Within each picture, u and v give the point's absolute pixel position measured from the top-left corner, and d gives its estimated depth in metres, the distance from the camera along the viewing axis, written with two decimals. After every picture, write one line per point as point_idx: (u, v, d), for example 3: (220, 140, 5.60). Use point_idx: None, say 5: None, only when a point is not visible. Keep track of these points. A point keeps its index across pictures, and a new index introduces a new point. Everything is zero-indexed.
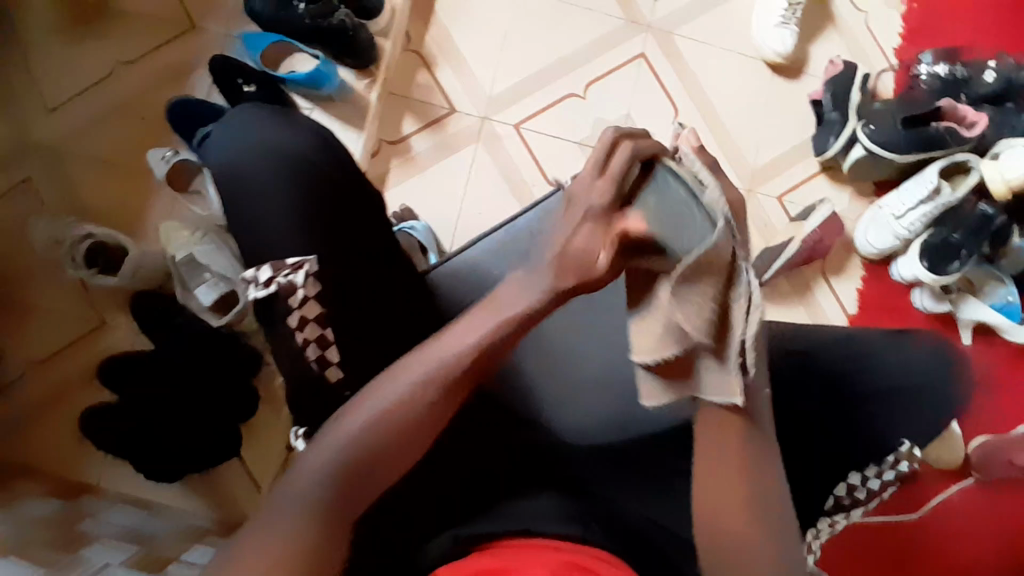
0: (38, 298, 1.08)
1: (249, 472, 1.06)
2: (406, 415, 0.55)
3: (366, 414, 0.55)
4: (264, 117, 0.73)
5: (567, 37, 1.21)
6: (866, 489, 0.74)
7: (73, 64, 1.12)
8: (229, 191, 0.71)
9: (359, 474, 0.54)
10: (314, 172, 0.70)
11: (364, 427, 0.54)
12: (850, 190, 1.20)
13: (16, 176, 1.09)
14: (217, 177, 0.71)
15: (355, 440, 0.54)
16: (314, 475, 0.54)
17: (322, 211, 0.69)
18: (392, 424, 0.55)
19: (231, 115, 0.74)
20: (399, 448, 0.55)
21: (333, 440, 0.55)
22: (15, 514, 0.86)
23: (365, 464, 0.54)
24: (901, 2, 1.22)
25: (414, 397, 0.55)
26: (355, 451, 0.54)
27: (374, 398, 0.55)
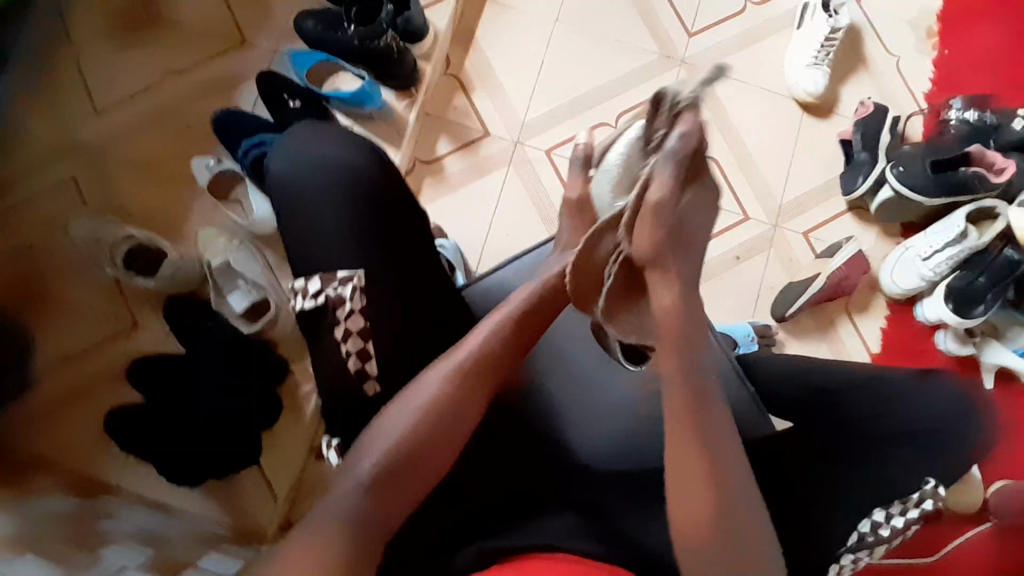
0: (72, 296, 1.10)
1: (266, 478, 1.07)
2: (437, 406, 0.61)
3: (401, 414, 0.61)
4: (322, 131, 0.75)
5: (601, 68, 1.24)
6: (891, 527, 0.71)
7: (125, 72, 1.16)
8: (286, 199, 0.73)
9: (397, 473, 0.59)
10: (369, 186, 0.72)
11: (399, 433, 0.60)
12: (876, 230, 1.21)
13: (61, 174, 1.13)
14: (276, 185, 0.73)
15: (393, 439, 0.59)
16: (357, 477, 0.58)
17: (374, 223, 0.72)
18: (426, 417, 0.61)
19: (291, 130, 0.77)
20: (433, 446, 0.61)
21: (374, 446, 0.59)
22: (38, 509, 0.87)
23: (401, 464, 0.59)
24: (933, 48, 1.25)
25: (442, 394, 0.62)
26: (393, 450, 0.59)
27: (407, 400, 0.62)
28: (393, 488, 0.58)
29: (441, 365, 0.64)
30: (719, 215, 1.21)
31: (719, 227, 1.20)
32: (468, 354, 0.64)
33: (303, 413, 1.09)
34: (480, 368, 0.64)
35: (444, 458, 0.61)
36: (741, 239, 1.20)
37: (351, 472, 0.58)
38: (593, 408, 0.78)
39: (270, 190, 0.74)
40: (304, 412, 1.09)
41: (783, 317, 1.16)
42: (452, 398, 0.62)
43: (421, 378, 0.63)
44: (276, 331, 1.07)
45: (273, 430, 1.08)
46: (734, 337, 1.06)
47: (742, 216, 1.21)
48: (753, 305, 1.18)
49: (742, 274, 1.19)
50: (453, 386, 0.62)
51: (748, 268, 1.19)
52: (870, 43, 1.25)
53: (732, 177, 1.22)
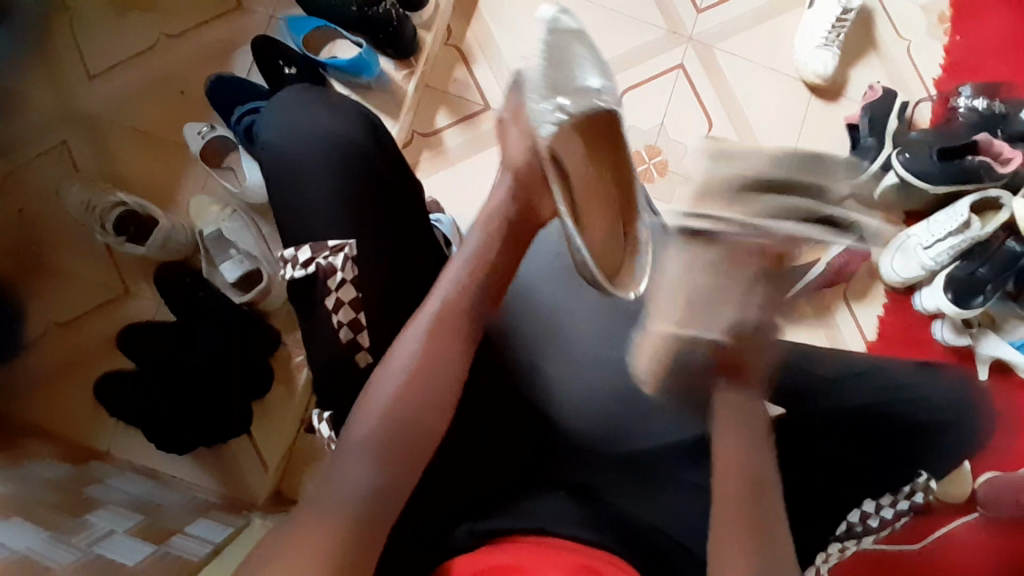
0: (65, 262, 1.09)
1: (257, 449, 1.07)
2: (421, 362, 0.61)
3: (387, 381, 0.60)
4: (314, 100, 0.74)
5: (605, 44, 1.21)
6: (879, 518, 0.72)
7: (119, 35, 1.13)
8: (277, 168, 0.72)
9: (399, 438, 0.57)
10: (361, 156, 0.71)
11: (391, 396, 0.59)
12: (880, 218, 1.19)
13: (53, 138, 1.11)
14: (267, 154, 0.72)
15: (383, 405, 0.58)
16: (352, 453, 0.56)
17: (365, 195, 0.71)
18: (415, 375, 0.60)
19: (280, 97, 0.76)
20: (427, 401, 0.60)
21: (364, 418, 0.58)
22: (28, 473, 0.87)
23: (397, 426, 0.57)
24: (945, 32, 1.22)
25: (423, 349, 0.61)
26: (386, 416, 0.58)
27: (392, 366, 0.60)
28: (397, 457, 0.56)
29: (414, 324, 0.63)
30: None
31: None
32: (433, 311, 0.64)
33: (295, 385, 1.08)
34: (451, 318, 0.64)
35: (442, 414, 0.60)
36: None
37: (346, 449, 0.56)
38: (583, 382, 0.76)
39: (261, 158, 0.73)
40: (298, 385, 1.08)
41: (783, 302, 1.14)
42: (432, 352, 0.61)
43: (397, 343, 0.62)
44: (267, 304, 1.05)
45: (266, 400, 1.08)
46: None
47: None
48: None
49: None
50: (431, 341, 0.62)
51: None
52: (882, 25, 1.22)
53: None
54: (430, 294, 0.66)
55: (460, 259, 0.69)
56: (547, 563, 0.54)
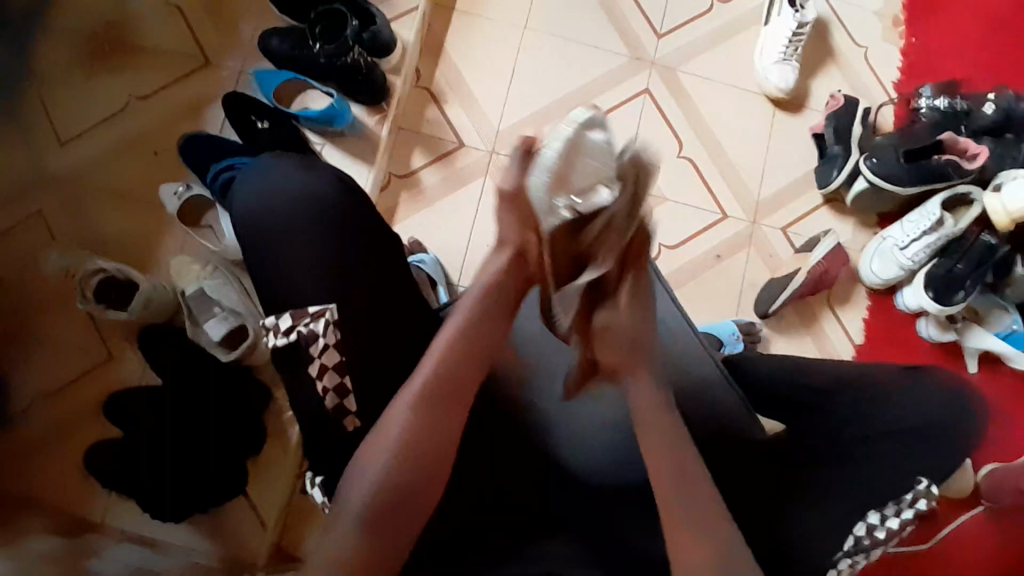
0: (46, 334, 1.07)
1: (253, 507, 1.05)
2: (412, 438, 0.59)
3: (376, 457, 0.59)
4: (288, 161, 0.74)
5: (570, 73, 1.23)
6: (886, 529, 0.69)
7: (87, 102, 1.13)
8: (255, 233, 0.71)
9: (390, 507, 0.58)
10: (339, 215, 0.72)
11: (380, 473, 0.58)
12: (855, 222, 1.21)
13: (27, 209, 1.10)
14: (245, 220, 0.72)
15: (373, 480, 0.58)
16: (346, 524, 0.58)
17: (344, 250, 0.71)
18: (406, 450, 0.59)
19: (254, 161, 0.76)
20: (425, 471, 0.60)
21: (353, 489, 0.59)
22: (22, 550, 0.85)
23: (387, 505, 0.58)
24: (900, 37, 1.25)
25: (411, 424, 0.60)
26: (376, 490, 0.58)
27: (381, 439, 0.60)
28: (385, 528, 0.58)
29: (403, 395, 0.61)
30: (698, 215, 1.20)
31: (699, 227, 1.20)
32: (422, 386, 0.61)
33: (289, 440, 1.07)
34: (440, 395, 0.61)
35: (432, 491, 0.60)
36: (720, 237, 1.20)
37: (340, 517, 0.59)
38: (583, 426, 0.74)
39: (237, 226, 0.73)
40: (291, 440, 1.07)
41: (768, 314, 1.16)
42: (424, 428, 0.60)
43: (389, 411, 0.61)
44: (257, 358, 1.04)
45: (259, 458, 1.06)
46: (720, 338, 1.06)
47: (722, 214, 1.21)
48: (738, 303, 1.18)
49: (723, 272, 1.19)
50: (421, 422, 0.60)
51: (730, 266, 1.19)
52: (838, 35, 1.25)
53: (709, 175, 1.21)
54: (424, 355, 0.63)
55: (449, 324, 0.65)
56: None
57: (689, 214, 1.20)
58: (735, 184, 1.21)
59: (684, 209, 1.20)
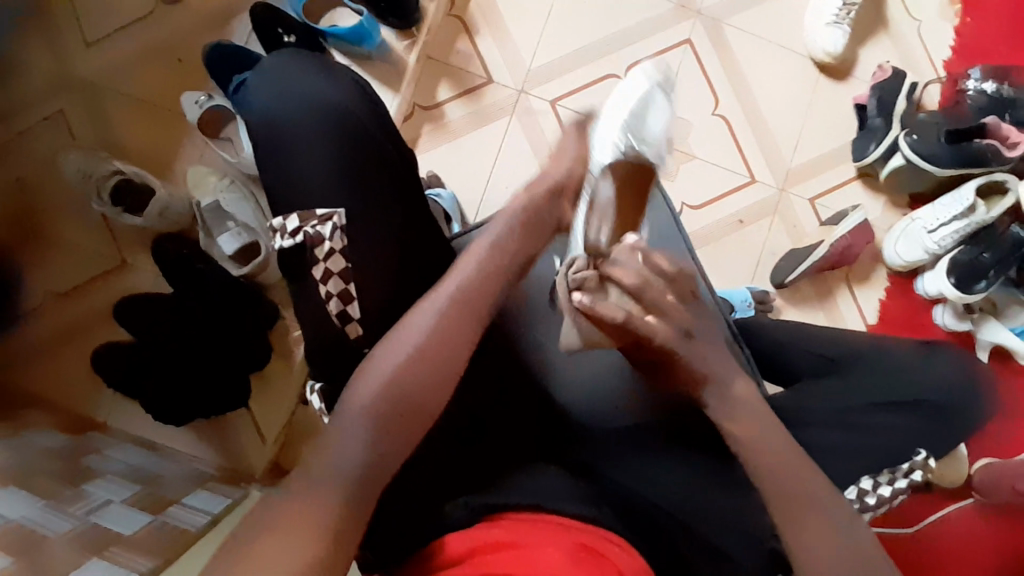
0: (61, 234, 1.08)
1: (256, 422, 1.07)
2: (432, 342, 0.59)
3: (394, 355, 0.58)
4: (305, 62, 0.72)
5: (608, 18, 1.18)
6: (877, 496, 0.71)
7: (114, 1, 1.11)
8: (269, 135, 0.71)
9: (410, 404, 0.57)
10: (356, 121, 0.70)
11: (392, 373, 0.57)
12: (885, 200, 1.18)
13: (48, 107, 1.09)
14: (259, 119, 0.71)
15: (387, 375, 0.57)
16: (360, 408, 0.56)
17: (358, 160, 0.70)
18: (424, 352, 0.59)
19: (269, 59, 0.74)
20: (435, 384, 0.58)
21: (365, 385, 0.57)
22: (27, 442, 0.87)
23: (395, 403, 0.56)
24: (958, 11, 1.19)
25: (435, 331, 0.60)
26: (391, 382, 0.57)
27: (399, 342, 0.59)
28: (396, 427, 0.56)
29: (429, 303, 0.62)
30: (726, 177, 1.18)
31: (725, 189, 1.17)
32: (448, 295, 0.62)
33: (293, 359, 1.08)
34: (463, 308, 0.62)
35: (441, 398, 0.59)
36: (745, 202, 1.17)
37: (350, 407, 0.56)
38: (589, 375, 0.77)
39: (251, 127, 0.72)
40: (296, 360, 1.09)
41: (783, 285, 1.14)
42: (444, 336, 0.60)
43: (411, 317, 0.61)
44: (266, 275, 1.04)
45: (265, 373, 1.08)
46: (731, 303, 1.05)
47: (748, 180, 1.18)
48: (754, 271, 1.16)
49: (743, 239, 1.17)
50: (444, 326, 0.61)
51: (751, 233, 1.17)
52: (893, 3, 1.19)
53: (741, 136, 1.18)
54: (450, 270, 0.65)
55: (474, 249, 0.67)
56: (547, 538, 0.55)
57: (714, 175, 1.18)
58: (768, 146, 1.18)
59: (709, 168, 1.18)
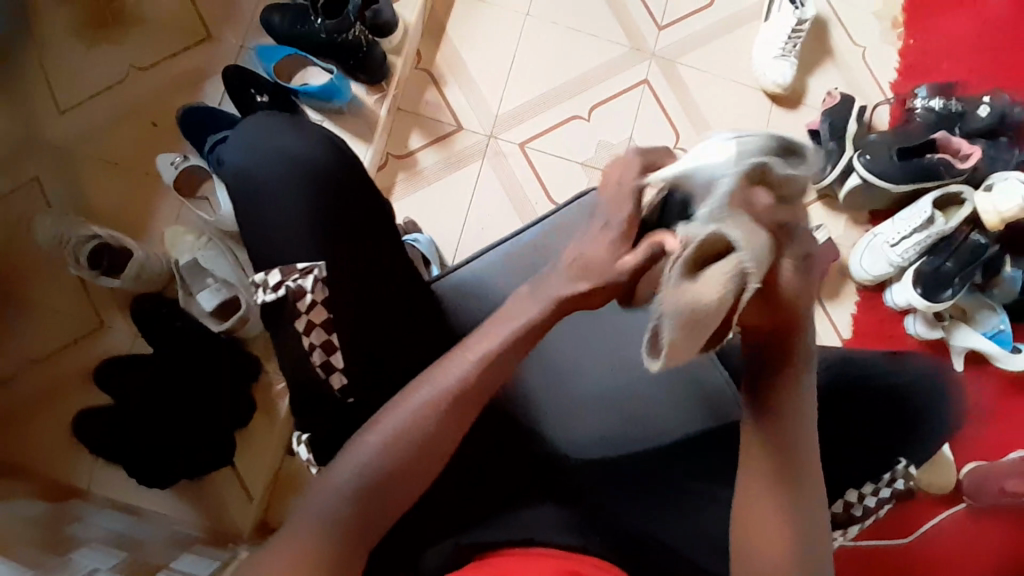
0: (36, 301, 1.07)
1: (241, 480, 1.05)
2: (417, 429, 0.56)
3: (386, 433, 0.55)
4: (278, 122, 0.74)
5: (570, 62, 1.24)
6: (862, 507, 0.75)
7: (87, 72, 1.13)
8: (247, 193, 0.72)
9: (394, 486, 0.55)
10: (330, 176, 0.72)
11: (374, 455, 0.55)
12: (846, 218, 1.22)
13: (24, 176, 1.10)
14: (236, 179, 0.72)
15: (370, 459, 0.54)
16: (340, 483, 0.54)
17: (332, 212, 0.71)
18: (409, 440, 0.55)
19: (246, 122, 0.76)
20: (417, 471, 0.56)
21: (349, 463, 0.55)
22: (5, 514, 0.85)
23: (375, 487, 0.54)
24: (898, 38, 1.26)
25: (424, 419, 0.56)
26: (370, 468, 0.54)
27: (394, 417, 0.56)
28: (372, 509, 0.54)
29: (427, 384, 0.57)
30: None
31: None
32: (450, 380, 0.57)
33: (276, 413, 1.07)
34: (471, 394, 0.57)
35: (425, 481, 0.56)
36: None
37: (330, 476, 0.54)
38: (574, 413, 0.75)
39: (229, 185, 0.73)
40: (280, 413, 1.07)
41: None
42: (435, 425, 0.56)
43: (405, 395, 0.57)
44: (246, 331, 1.04)
45: (248, 430, 1.07)
46: None
47: None
48: None
49: None
50: (437, 416, 0.56)
51: None
52: (836, 35, 1.26)
53: None
54: (461, 347, 0.59)
55: (512, 314, 0.59)
56: (531, 569, 0.55)
57: None
58: None
59: None
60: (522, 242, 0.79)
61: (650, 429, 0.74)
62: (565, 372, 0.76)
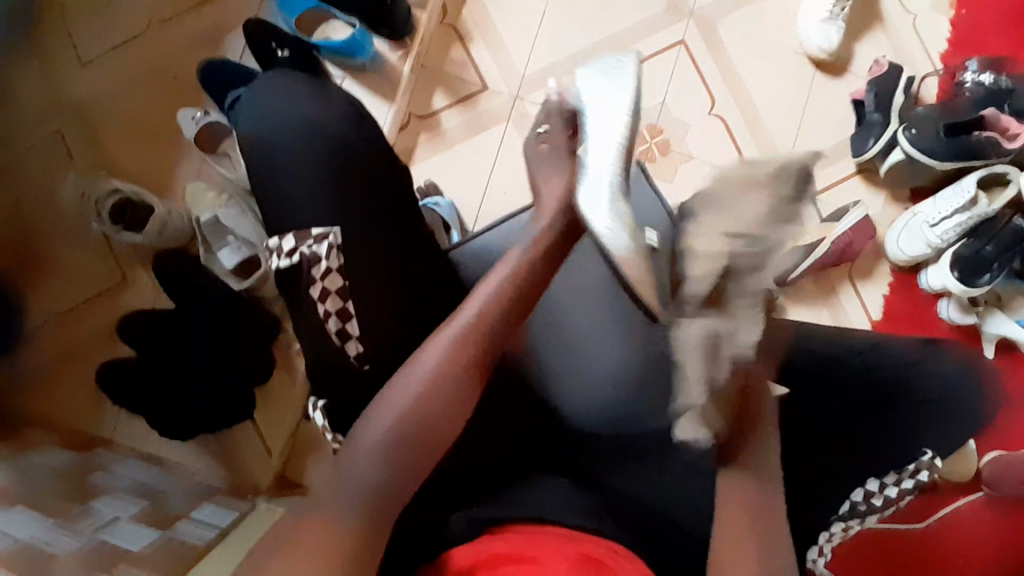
0: (64, 252, 1.08)
1: (260, 435, 1.07)
2: (440, 373, 0.59)
3: (404, 388, 0.58)
4: (295, 85, 0.74)
5: (601, 21, 1.18)
6: (883, 497, 0.70)
7: (110, 22, 1.12)
8: (258, 153, 0.72)
9: (420, 435, 0.57)
10: (344, 139, 0.71)
11: (402, 411, 0.57)
12: (885, 195, 1.17)
13: (48, 128, 1.10)
14: (249, 139, 0.73)
15: (400, 409, 0.57)
16: (366, 448, 0.55)
17: (345, 175, 0.70)
18: (432, 383, 0.58)
19: (262, 83, 0.76)
20: (447, 417, 0.58)
21: (376, 425, 0.56)
22: (34, 462, 0.88)
23: (409, 436, 0.56)
24: (953, 4, 1.18)
25: (444, 360, 0.59)
26: (398, 422, 0.56)
27: (412, 374, 0.59)
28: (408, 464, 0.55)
29: (440, 333, 0.61)
30: None
31: None
32: (462, 324, 0.61)
33: (296, 372, 1.08)
34: (478, 339, 0.61)
35: (455, 424, 0.59)
36: None
37: (359, 445, 0.56)
38: (583, 381, 0.74)
39: (242, 145, 0.74)
40: (299, 373, 1.08)
41: (786, 283, 1.13)
42: (457, 367, 0.59)
43: (422, 348, 0.61)
44: (266, 290, 1.04)
45: (268, 387, 1.08)
46: None
47: None
48: None
49: None
50: (453, 354, 0.60)
51: None
52: None
53: (738, 136, 1.18)
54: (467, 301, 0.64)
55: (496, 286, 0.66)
56: (544, 548, 0.55)
57: None
58: (767, 144, 1.18)
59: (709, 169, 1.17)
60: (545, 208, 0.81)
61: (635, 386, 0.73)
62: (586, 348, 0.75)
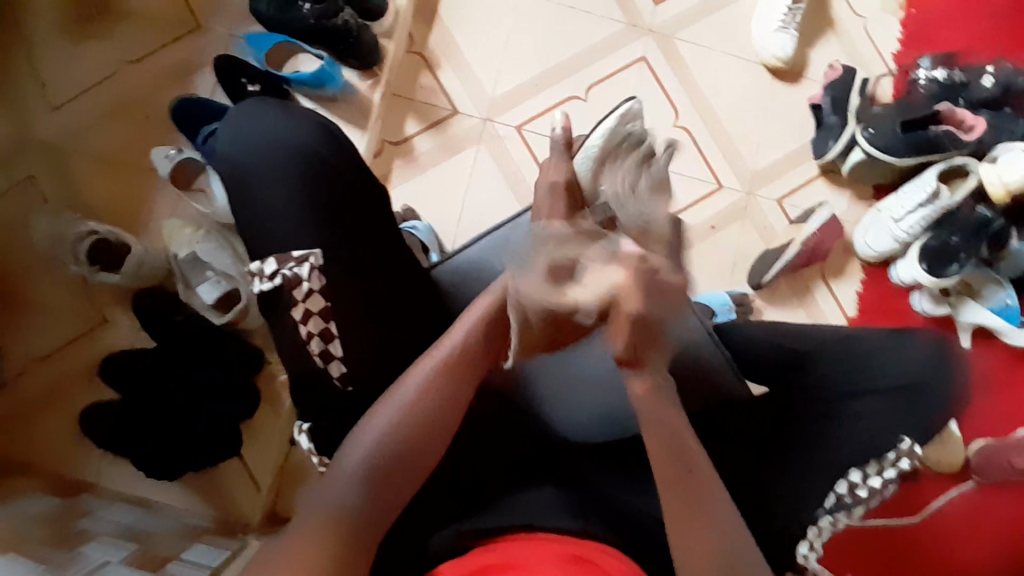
0: (41, 297, 1.08)
1: (248, 470, 1.07)
2: (419, 405, 0.60)
3: (379, 415, 0.59)
4: (267, 109, 0.73)
5: (564, 41, 1.22)
6: (868, 487, 0.70)
7: (80, 65, 1.13)
8: (236, 183, 0.71)
9: (398, 461, 0.58)
10: (321, 161, 0.71)
11: (379, 437, 0.58)
12: (848, 194, 1.20)
13: (20, 174, 1.09)
14: (226, 169, 0.72)
15: (376, 435, 0.58)
16: (345, 469, 0.56)
17: (325, 198, 0.70)
18: (408, 413, 0.59)
19: (235, 110, 0.75)
20: (421, 444, 0.59)
21: (353, 449, 0.58)
22: (18, 511, 0.86)
23: (385, 463, 0.57)
24: (901, 7, 1.23)
25: (425, 391, 0.61)
26: (375, 448, 0.57)
27: (388, 403, 0.60)
28: (381, 483, 0.56)
29: (419, 366, 0.62)
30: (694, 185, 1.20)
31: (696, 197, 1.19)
32: (440, 360, 0.63)
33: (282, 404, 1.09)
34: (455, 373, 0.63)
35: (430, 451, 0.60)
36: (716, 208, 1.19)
37: (337, 468, 0.57)
38: (573, 399, 0.76)
39: (221, 176, 0.73)
40: (285, 405, 1.09)
41: (761, 285, 1.16)
42: (435, 397, 0.61)
43: (403, 378, 0.62)
44: (248, 322, 1.05)
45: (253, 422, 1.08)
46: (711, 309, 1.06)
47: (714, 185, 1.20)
48: (731, 273, 1.18)
49: (718, 242, 1.18)
50: (432, 388, 0.61)
51: (724, 237, 1.19)
52: (838, 5, 1.23)
53: (704, 145, 1.21)
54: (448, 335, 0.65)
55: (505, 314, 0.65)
56: (536, 553, 0.55)
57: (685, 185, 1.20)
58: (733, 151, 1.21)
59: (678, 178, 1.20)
60: (518, 228, 0.81)
61: (624, 397, 0.75)
62: (573, 364, 0.77)
